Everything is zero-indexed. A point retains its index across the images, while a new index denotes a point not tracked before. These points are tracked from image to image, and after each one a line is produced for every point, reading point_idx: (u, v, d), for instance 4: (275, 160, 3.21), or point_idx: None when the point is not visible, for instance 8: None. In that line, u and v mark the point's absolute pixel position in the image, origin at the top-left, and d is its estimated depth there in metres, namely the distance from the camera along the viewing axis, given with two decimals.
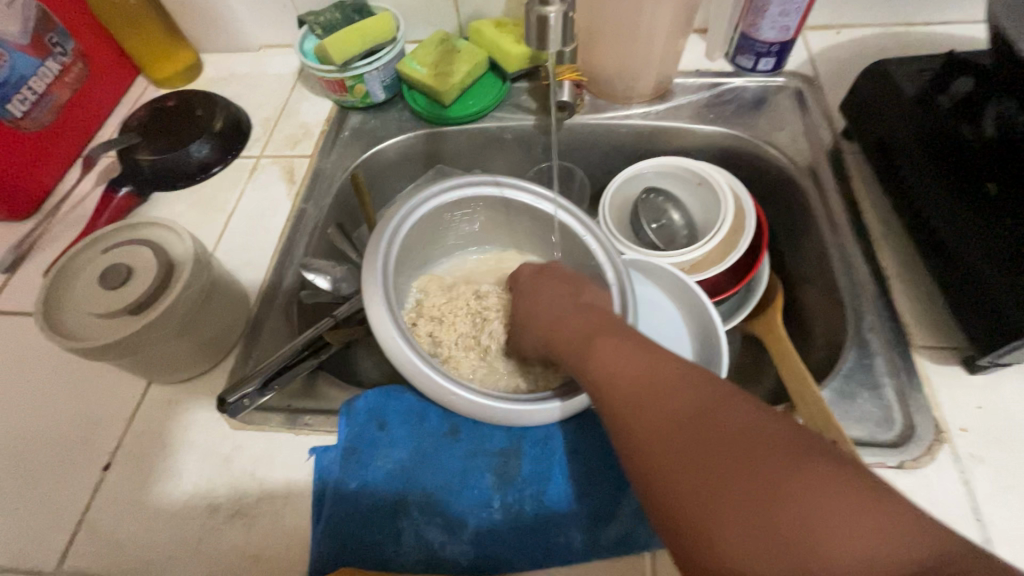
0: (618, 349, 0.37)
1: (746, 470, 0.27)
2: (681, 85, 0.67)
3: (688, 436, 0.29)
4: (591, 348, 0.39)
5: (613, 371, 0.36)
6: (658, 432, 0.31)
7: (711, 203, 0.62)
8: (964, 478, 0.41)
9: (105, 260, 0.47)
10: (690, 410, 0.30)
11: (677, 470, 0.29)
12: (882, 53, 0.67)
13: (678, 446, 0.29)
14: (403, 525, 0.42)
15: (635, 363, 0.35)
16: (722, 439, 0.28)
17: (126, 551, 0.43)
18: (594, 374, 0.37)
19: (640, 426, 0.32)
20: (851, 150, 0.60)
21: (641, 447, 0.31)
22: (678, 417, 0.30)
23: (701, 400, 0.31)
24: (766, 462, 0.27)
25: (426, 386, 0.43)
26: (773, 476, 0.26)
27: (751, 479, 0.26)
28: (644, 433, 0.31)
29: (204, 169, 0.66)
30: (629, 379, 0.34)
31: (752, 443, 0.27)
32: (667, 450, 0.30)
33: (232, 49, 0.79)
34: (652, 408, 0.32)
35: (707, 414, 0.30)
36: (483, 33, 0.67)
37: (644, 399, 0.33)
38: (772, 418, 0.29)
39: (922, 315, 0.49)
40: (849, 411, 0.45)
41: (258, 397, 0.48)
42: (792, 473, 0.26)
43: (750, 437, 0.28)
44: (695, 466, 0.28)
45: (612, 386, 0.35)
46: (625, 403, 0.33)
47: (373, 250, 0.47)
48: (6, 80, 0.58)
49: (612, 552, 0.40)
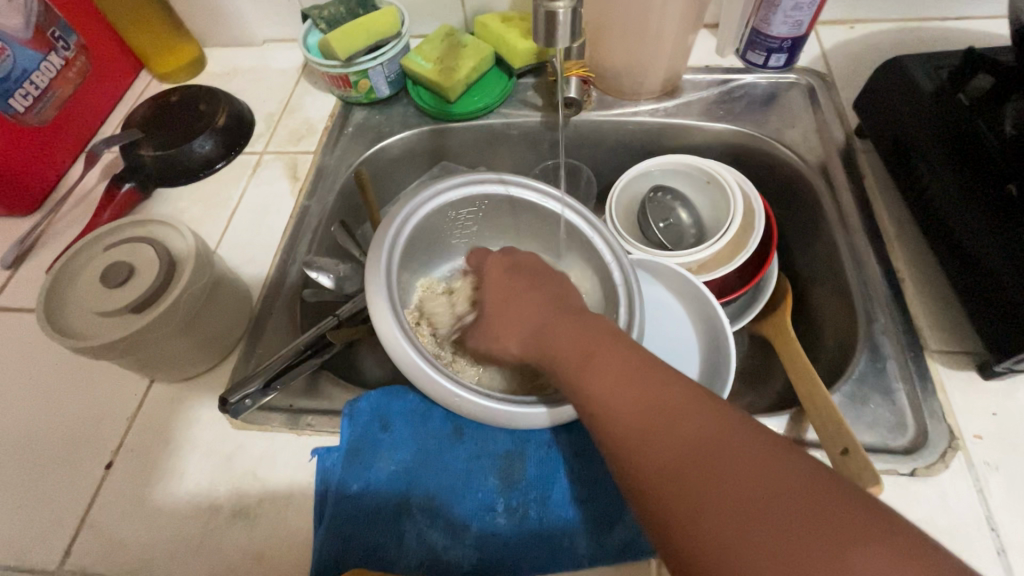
0: (613, 366, 0.36)
1: (763, 514, 0.26)
2: (691, 82, 0.66)
3: (702, 472, 0.28)
4: (584, 367, 0.37)
5: (613, 395, 0.34)
6: (668, 467, 0.30)
7: (720, 201, 0.61)
8: (978, 486, 0.40)
9: (107, 257, 0.46)
10: (701, 444, 0.29)
11: (691, 510, 0.28)
12: (897, 49, 0.66)
13: (690, 484, 0.28)
14: (405, 528, 0.42)
15: (639, 386, 0.34)
16: (737, 479, 0.27)
17: (128, 550, 0.43)
18: (591, 398, 0.35)
19: (648, 458, 0.31)
20: (864, 148, 0.59)
21: (650, 481, 0.30)
22: (690, 451, 0.29)
23: (713, 433, 0.30)
24: (784, 505, 0.26)
25: (430, 388, 0.42)
26: (792, 520, 0.25)
27: (769, 522, 0.26)
28: (653, 468, 0.30)
29: (207, 165, 0.65)
30: (632, 406, 0.33)
31: (769, 486, 0.27)
32: (680, 487, 0.29)
33: (235, 44, 0.79)
34: (661, 440, 0.31)
35: (720, 449, 0.29)
36: (488, 28, 0.66)
37: (651, 429, 0.32)
38: (788, 453, 0.28)
39: (937, 319, 0.48)
40: (861, 416, 0.44)
41: (260, 397, 0.47)
42: (810, 518, 0.25)
43: (767, 478, 0.27)
44: (710, 505, 0.27)
45: (615, 413, 0.34)
46: (633, 432, 0.32)
47: (376, 249, 0.46)
48: (8, 75, 0.58)
49: (617, 558, 0.40)
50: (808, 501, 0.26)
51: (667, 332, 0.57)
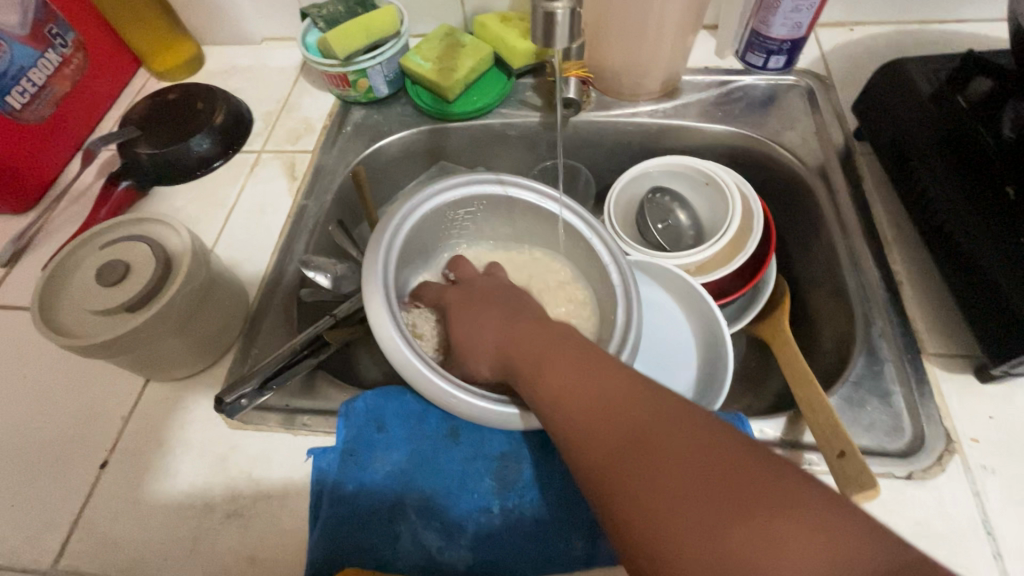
0: (570, 362, 0.37)
1: (698, 491, 0.26)
2: (690, 83, 0.66)
3: (641, 454, 0.29)
4: (541, 368, 0.38)
5: (566, 387, 0.35)
6: (611, 452, 0.30)
7: (718, 203, 0.61)
8: (975, 490, 0.40)
9: (102, 256, 0.46)
10: (641, 427, 0.30)
11: (631, 491, 0.28)
12: (897, 51, 0.66)
13: (631, 467, 0.29)
14: (400, 529, 0.42)
15: (589, 376, 0.35)
16: (675, 457, 0.28)
17: (122, 550, 0.42)
18: (546, 392, 0.36)
19: (596, 446, 0.31)
20: (863, 151, 0.59)
21: (597, 468, 0.30)
22: (632, 435, 0.30)
23: (654, 416, 0.30)
24: (719, 480, 0.26)
25: (426, 390, 0.42)
26: (725, 493, 0.25)
27: (702, 499, 0.26)
28: (600, 454, 0.31)
29: (205, 164, 0.65)
30: (583, 398, 0.34)
31: (701, 460, 0.27)
32: (623, 471, 0.29)
33: (234, 42, 0.78)
34: (606, 428, 0.31)
35: (659, 432, 0.29)
36: (488, 28, 0.66)
37: (598, 418, 0.32)
38: (723, 429, 0.29)
39: (934, 321, 0.48)
40: (858, 419, 0.44)
41: (256, 397, 0.47)
42: (745, 492, 0.25)
43: (701, 453, 0.27)
44: (648, 485, 0.27)
45: (565, 404, 0.34)
46: (582, 421, 0.33)
47: (374, 247, 0.46)
48: (5, 72, 0.58)
49: (613, 560, 0.40)
50: (742, 474, 0.26)
51: (665, 334, 0.57)
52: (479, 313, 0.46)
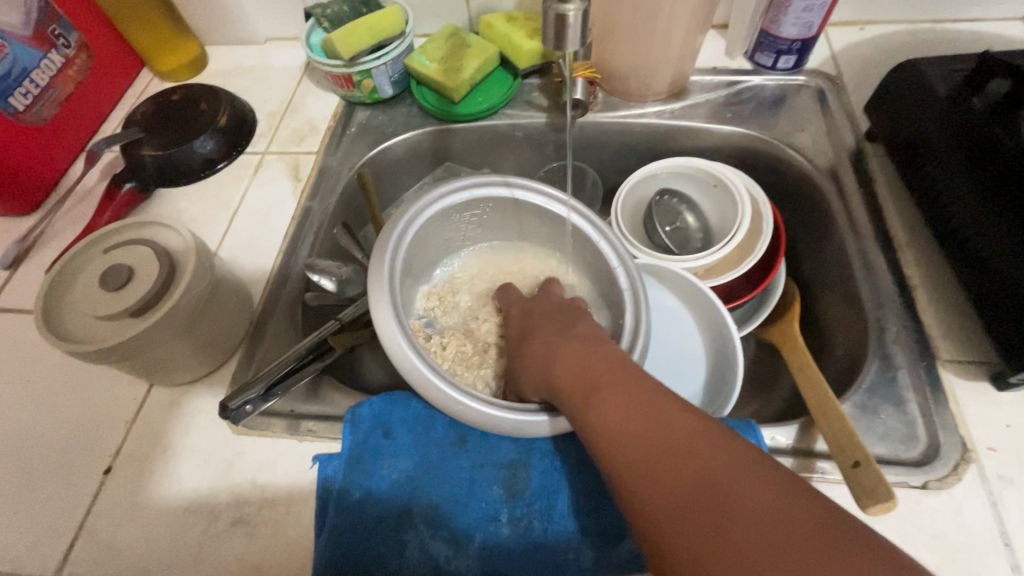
0: (627, 399, 0.35)
1: (780, 565, 0.24)
2: (698, 83, 0.65)
3: (711, 512, 0.27)
4: (594, 400, 0.36)
5: (621, 426, 0.33)
6: (679, 506, 0.28)
7: (726, 205, 0.60)
8: (992, 500, 0.39)
9: (106, 260, 0.46)
10: (711, 481, 0.28)
11: (699, 553, 0.26)
12: (908, 51, 0.65)
13: (700, 527, 0.27)
14: (407, 538, 0.41)
15: (649, 417, 0.33)
16: (751, 522, 0.25)
17: (126, 557, 0.42)
18: (600, 430, 0.34)
19: (657, 493, 0.29)
20: (875, 152, 0.58)
21: (658, 521, 0.28)
22: (699, 488, 0.28)
23: (724, 469, 0.28)
24: (805, 555, 0.24)
25: (433, 396, 0.41)
26: (811, 569, 0.23)
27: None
28: (662, 505, 0.29)
29: (209, 165, 0.64)
30: (642, 440, 0.32)
31: (784, 531, 0.25)
32: (690, 531, 0.27)
33: (238, 42, 0.78)
34: (668, 477, 0.29)
35: (731, 488, 0.27)
36: (493, 28, 0.65)
37: (661, 464, 0.30)
38: (804, 497, 0.26)
39: (949, 327, 0.47)
40: (872, 426, 0.43)
41: (262, 403, 0.46)
42: (835, 573, 0.23)
43: (781, 520, 0.25)
44: (721, 551, 0.25)
45: (623, 447, 0.32)
46: (642, 466, 0.31)
47: (378, 256, 0.45)
48: (8, 73, 0.57)
49: (623, 570, 0.39)
50: (829, 552, 0.24)
51: (673, 338, 0.56)
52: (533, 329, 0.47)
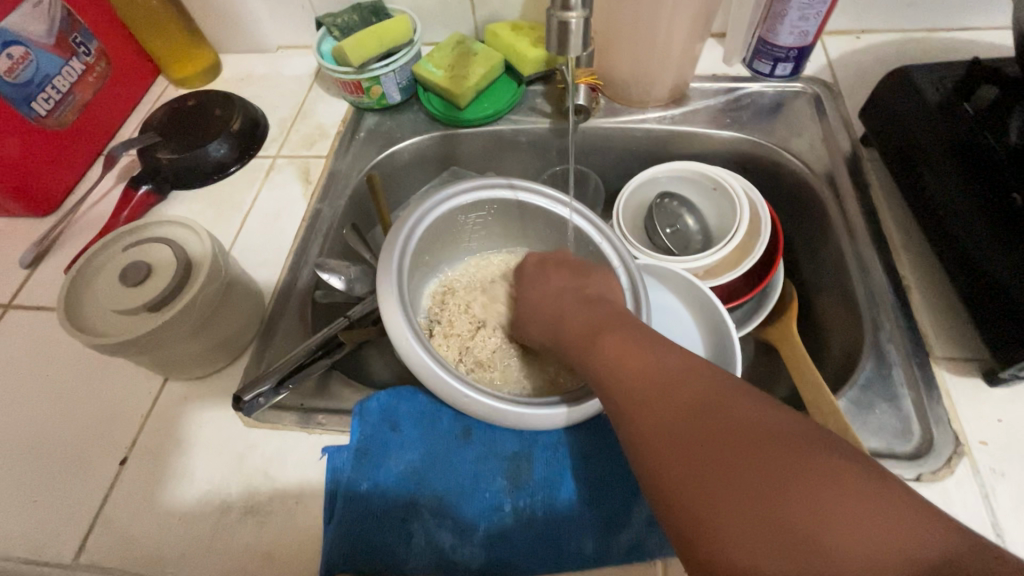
0: (625, 341, 0.38)
1: (754, 467, 0.27)
2: (698, 90, 0.67)
3: (694, 428, 0.29)
4: (595, 344, 0.39)
5: (617, 363, 0.36)
6: (665, 424, 0.31)
7: (726, 208, 0.62)
8: (984, 492, 0.40)
9: (126, 258, 0.47)
10: (696, 404, 0.31)
11: (683, 461, 0.29)
12: (903, 59, 0.66)
13: (686, 440, 0.29)
14: (414, 527, 0.42)
15: (641, 355, 0.35)
16: (733, 432, 0.28)
17: (142, 545, 0.43)
18: (596, 369, 0.38)
19: (647, 420, 0.32)
20: (869, 157, 0.59)
21: (648, 442, 0.31)
22: (684, 409, 0.31)
23: (709, 394, 0.31)
24: (773, 457, 0.27)
25: (439, 389, 0.43)
26: (779, 471, 0.26)
27: (759, 479, 0.26)
28: (651, 426, 0.31)
29: (222, 169, 0.66)
30: (636, 374, 0.34)
31: (760, 441, 0.27)
32: (675, 445, 0.30)
33: (251, 50, 0.80)
34: (656, 401, 0.32)
35: (716, 407, 0.30)
36: (499, 36, 0.68)
37: (652, 393, 0.33)
38: (780, 412, 0.29)
39: (943, 325, 0.48)
40: (867, 421, 0.44)
41: (273, 396, 0.48)
42: (803, 473, 0.26)
43: (754, 431, 0.28)
44: (703, 456, 0.28)
45: (618, 380, 0.35)
46: (634, 395, 0.34)
47: (388, 251, 0.47)
48: (30, 80, 0.59)
49: (623, 559, 0.40)
50: (801, 458, 0.26)
51: (673, 339, 0.57)
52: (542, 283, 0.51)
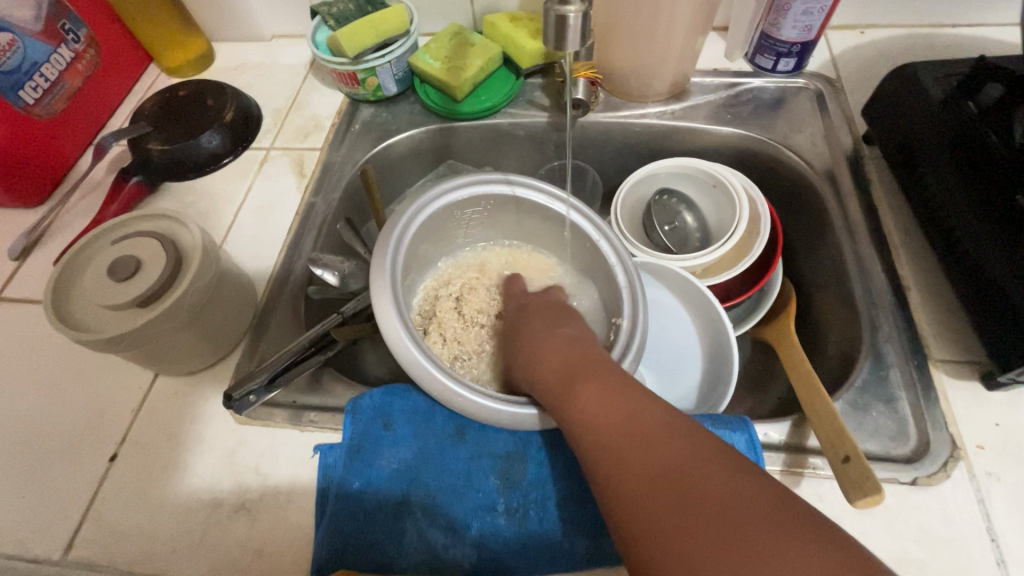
0: (603, 388, 0.38)
1: (730, 538, 0.26)
2: (699, 85, 0.66)
3: (671, 493, 0.29)
4: (573, 392, 0.38)
5: (598, 417, 0.36)
6: (642, 482, 0.31)
7: (725, 205, 0.61)
8: (979, 497, 0.40)
9: (113, 251, 0.46)
10: (676, 470, 0.30)
11: (663, 528, 0.29)
12: (908, 55, 0.65)
13: (666, 506, 0.29)
14: (406, 526, 0.42)
15: (621, 411, 0.35)
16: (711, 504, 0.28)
17: (132, 541, 0.43)
18: (576, 418, 0.37)
19: (625, 477, 0.32)
20: (872, 155, 0.59)
21: (628, 502, 0.31)
22: (661, 470, 0.31)
23: (689, 460, 0.30)
24: (746, 529, 0.26)
25: (431, 388, 0.42)
26: (751, 546, 0.26)
27: (738, 558, 0.26)
28: (632, 486, 0.31)
29: (214, 160, 0.65)
30: (617, 429, 0.34)
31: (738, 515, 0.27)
32: (654, 512, 0.29)
33: (245, 38, 0.79)
34: (633, 458, 0.32)
35: (695, 472, 0.30)
36: (497, 28, 0.66)
37: (630, 448, 0.33)
38: (757, 482, 0.29)
39: (941, 328, 0.48)
40: (863, 423, 0.44)
41: (264, 394, 0.47)
42: (782, 556, 0.25)
43: (731, 502, 0.28)
44: (680, 525, 0.28)
45: (598, 437, 0.35)
46: (614, 451, 0.33)
47: (381, 246, 0.46)
48: (17, 68, 0.58)
49: (616, 560, 0.40)
50: (780, 537, 0.26)
51: (669, 337, 0.57)
52: (524, 319, 0.50)
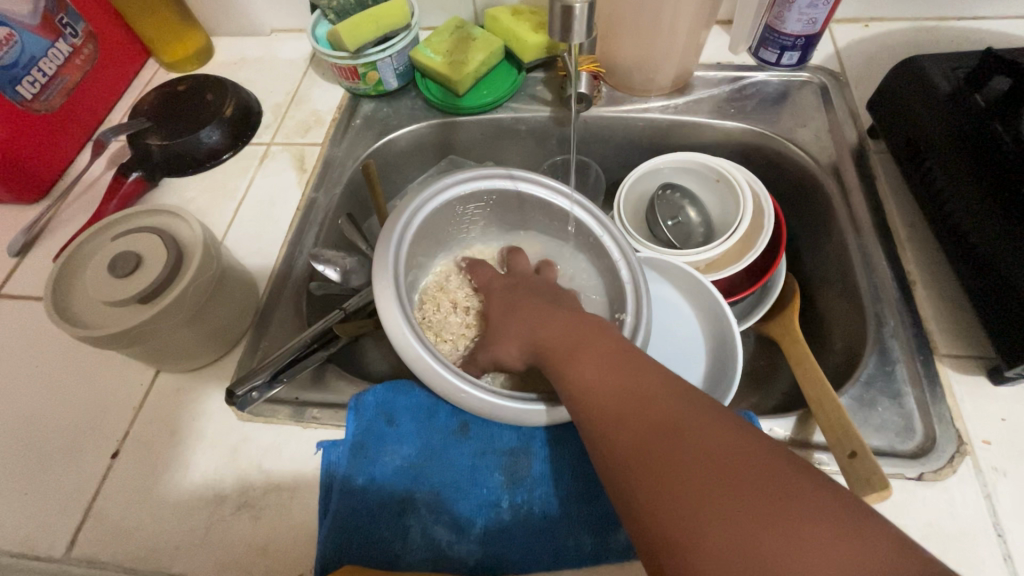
0: (604, 354, 0.38)
1: (718, 479, 0.28)
2: (702, 78, 0.66)
3: (665, 444, 0.30)
4: (575, 360, 0.39)
5: (594, 380, 0.37)
6: (636, 436, 0.32)
7: (728, 201, 0.61)
8: (986, 492, 0.40)
9: (113, 247, 0.46)
10: (715, 457, 0.29)
11: (707, 516, 0.27)
12: (913, 48, 0.65)
13: (658, 456, 0.30)
14: (410, 523, 0.42)
15: (640, 398, 0.34)
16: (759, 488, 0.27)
17: (135, 538, 0.43)
18: (576, 382, 0.38)
19: (620, 435, 0.33)
20: (877, 149, 0.58)
21: (622, 458, 0.32)
22: (655, 425, 0.32)
23: (729, 445, 0.29)
24: (733, 472, 0.28)
25: (435, 384, 0.42)
26: (738, 487, 0.27)
27: (792, 542, 0.25)
28: (630, 443, 0.32)
29: (214, 156, 0.65)
30: (614, 390, 0.35)
31: (753, 470, 0.28)
32: (647, 465, 0.30)
33: (244, 33, 0.78)
34: (627, 414, 0.33)
35: (688, 425, 0.31)
36: (499, 21, 0.66)
37: (625, 407, 0.34)
38: (747, 432, 0.30)
39: (947, 323, 0.47)
40: (869, 419, 0.43)
41: (267, 390, 0.47)
42: (759, 486, 0.27)
43: (722, 448, 0.29)
44: (672, 471, 0.29)
45: (618, 426, 0.33)
46: (639, 443, 0.32)
47: (383, 242, 0.46)
48: (16, 62, 0.58)
49: (622, 556, 0.40)
50: (777, 478, 0.27)
51: (673, 333, 0.57)
52: (517, 305, 0.49)
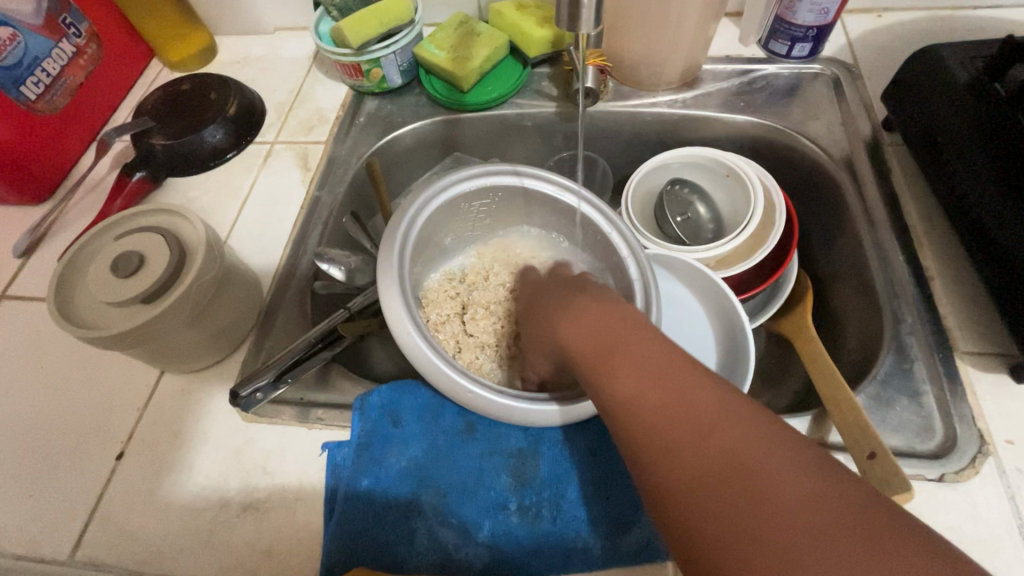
0: (645, 361, 0.33)
1: (801, 540, 0.23)
2: (711, 72, 0.64)
3: (728, 487, 0.25)
4: (610, 367, 0.35)
5: (639, 395, 0.32)
6: (692, 474, 0.27)
7: (739, 196, 0.59)
8: (1010, 493, 0.38)
9: (116, 247, 0.45)
10: (787, 497, 0.24)
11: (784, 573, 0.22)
12: (929, 39, 0.63)
13: (722, 501, 0.25)
14: (416, 526, 0.41)
15: (694, 426, 0.28)
16: (849, 549, 0.22)
17: (139, 541, 0.42)
18: (615, 395, 0.33)
19: (671, 469, 0.28)
20: (891, 142, 0.57)
21: (676, 499, 0.27)
22: (717, 459, 0.27)
23: (814, 492, 0.24)
24: (821, 531, 0.22)
25: (440, 383, 0.41)
26: (832, 554, 0.22)
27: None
28: (685, 480, 0.27)
29: (217, 155, 0.64)
30: (660, 410, 0.30)
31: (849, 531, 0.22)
32: (706, 511, 0.26)
33: (248, 32, 0.78)
34: (682, 443, 0.28)
35: (760, 467, 0.25)
36: (503, 16, 0.65)
37: (675, 432, 0.29)
38: (838, 476, 0.24)
39: (967, 320, 0.46)
40: (886, 419, 0.42)
41: (271, 391, 0.46)
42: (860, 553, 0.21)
43: (807, 500, 0.24)
44: (741, 523, 0.24)
45: (671, 458, 0.28)
46: (696, 483, 0.27)
47: (388, 245, 0.45)
48: (19, 63, 0.57)
49: (633, 560, 0.39)
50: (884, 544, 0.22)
51: (682, 332, 0.56)
52: (545, 297, 0.48)
